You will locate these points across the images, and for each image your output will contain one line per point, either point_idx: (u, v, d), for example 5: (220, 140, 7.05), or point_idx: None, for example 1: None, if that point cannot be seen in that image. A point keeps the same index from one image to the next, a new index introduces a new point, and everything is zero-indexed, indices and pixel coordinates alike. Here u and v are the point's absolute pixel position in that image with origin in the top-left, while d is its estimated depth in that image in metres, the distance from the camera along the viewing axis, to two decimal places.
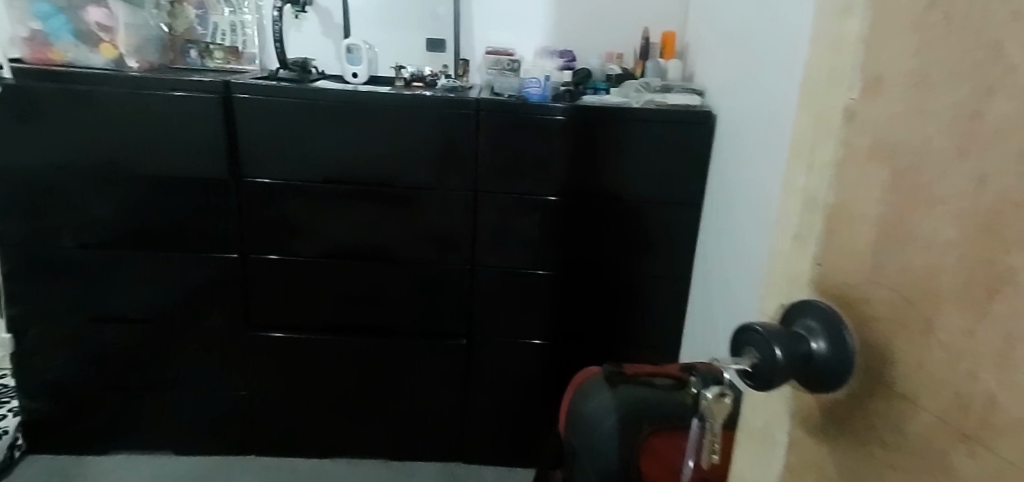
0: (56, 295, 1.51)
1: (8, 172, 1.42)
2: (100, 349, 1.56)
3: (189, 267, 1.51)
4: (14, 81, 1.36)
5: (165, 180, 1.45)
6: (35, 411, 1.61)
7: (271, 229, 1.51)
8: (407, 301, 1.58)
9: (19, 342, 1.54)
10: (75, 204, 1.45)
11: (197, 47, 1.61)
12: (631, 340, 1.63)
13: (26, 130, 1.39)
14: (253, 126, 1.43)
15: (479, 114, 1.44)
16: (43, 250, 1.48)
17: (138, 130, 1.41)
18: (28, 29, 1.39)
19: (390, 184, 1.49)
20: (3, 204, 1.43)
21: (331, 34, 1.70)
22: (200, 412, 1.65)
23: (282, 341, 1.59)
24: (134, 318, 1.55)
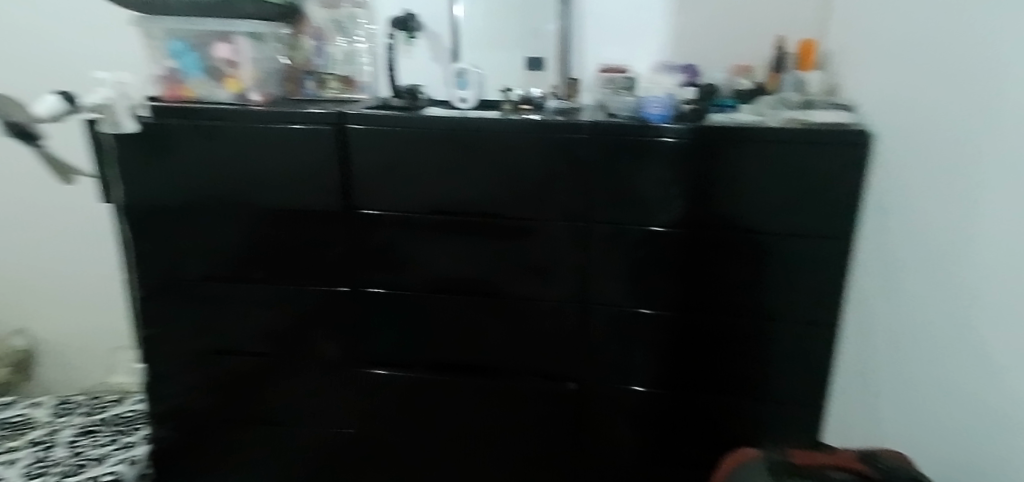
0: (185, 324, 1.56)
1: (147, 207, 1.48)
2: (222, 381, 1.60)
3: (305, 299, 1.52)
4: (154, 119, 1.41)
5: (284, 212, 1.45)
6: (162, 440, 1.68)
7: (375, 260, 1.47)
8: (518, 341, 1.49)
9: (150, 369, 1.61)
10: (203, 237, 1.49)
11: (314, 77, 1.62)
12: (755, 385, 1.45)
13: (162, 165, 1.44)
14: (366, 157, 1.40)
15: (592, 138, 1.33)
16: (175, 279, 1.53)
17: (259, 164, 1.42)
18: (165, 67, 1.47)
19: (499, 215, 1.41)
20: (144, 237, 1.50)
21: (440, 58, 1.60)
22: (312, 446, 1.65)
23: (387, 377, 1.56)
24: (253, 351, 1.58)
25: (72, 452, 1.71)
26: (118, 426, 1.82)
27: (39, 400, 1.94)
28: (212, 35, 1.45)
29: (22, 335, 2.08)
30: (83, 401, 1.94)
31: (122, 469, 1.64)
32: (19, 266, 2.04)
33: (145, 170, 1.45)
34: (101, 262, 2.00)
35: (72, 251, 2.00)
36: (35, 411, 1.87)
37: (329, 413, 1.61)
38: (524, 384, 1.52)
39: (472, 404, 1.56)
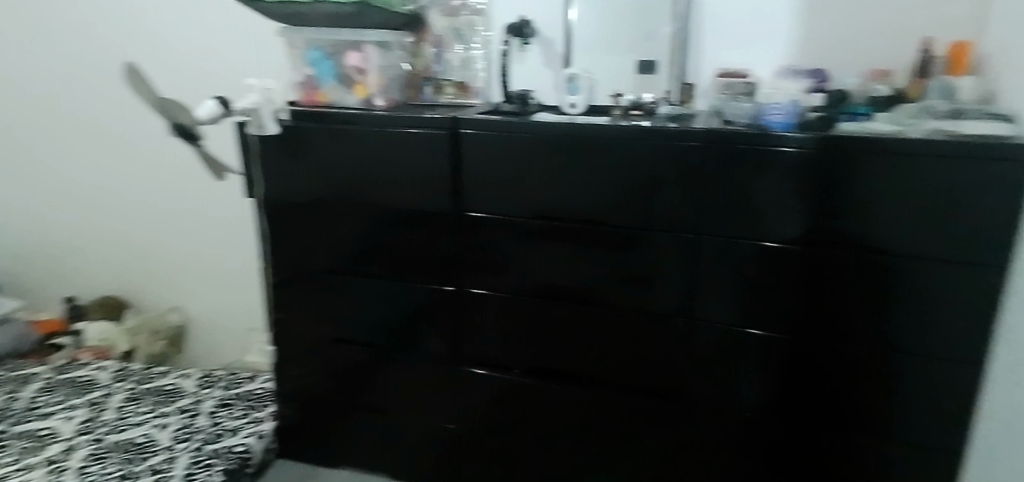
0: (309, 311, 1.70)
1: (281, 203, 1.62)
2: (338, 367, 1.74)
3: (413, 296, 1.59)
4: (292, 122, 1.55)
5: (398, 211, 1.53)
6: (286, 418, 1.87)
7: (480, 262, 1.51)
8: (617, 352, 1.47)
9: (280, 350, 1.78)
10: (327, 232, 1.61)
11: (431, 84, 1.70)
12: (876, 421, 1.33)
13: (296, 165, 1.57)
14: (476, 162, 1.44)
15: (706, 147, 1.27)
16: (301, 270, 1.67)
17: (379, 166, 1.51)
18: (304, 74, 1.61)
19: (603, 223, 1.39)
20: (277, 230, 1.65)
21: (552, 64, 1.67)
22: (416, 434, 1.75)
23: (486, 377, 1.61)
24: (365, 341, 1.68)
25: (213, 422, 1.88)
26: (249, 401, 2.01)
27: (188, 372, 2.15)
28: (346, 44, 1.56)
29: (176, 313, 2.38)
30: (224, 376, 2.13)
31: (252, 442, 1.81)
32: (176, 250, 2.30)
33: (281, 169, 1.59)
34: (241, 250, 2.21)
35: (218, 238, 2.23)
36: (184, 381, 2.08)
37: (432, 405, 1.69)
38: (621, 396, 1.50)
39: (568, 410, 1.56)
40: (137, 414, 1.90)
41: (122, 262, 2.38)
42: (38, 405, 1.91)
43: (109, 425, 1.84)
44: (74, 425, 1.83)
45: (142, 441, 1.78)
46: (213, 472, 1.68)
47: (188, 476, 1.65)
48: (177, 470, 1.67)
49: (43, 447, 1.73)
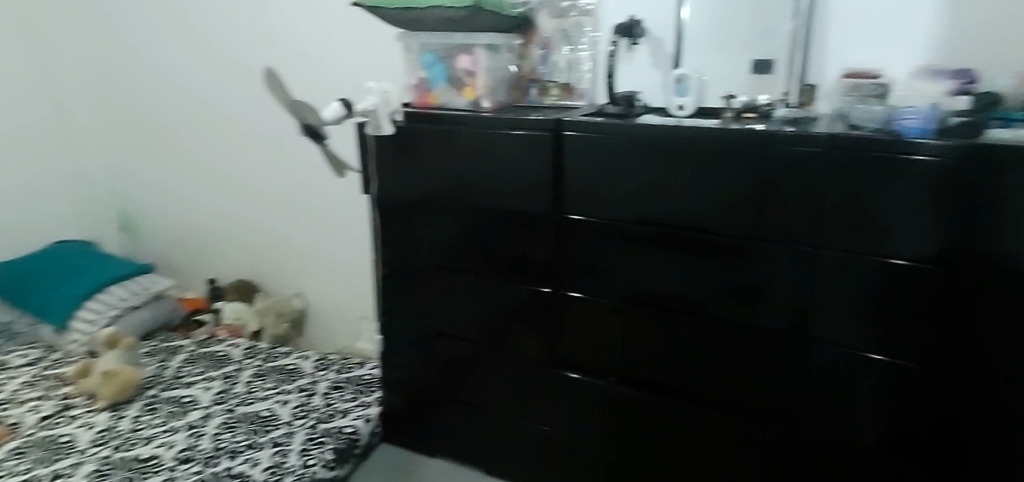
0: (412, 305, 1.77)
1: (392, 200, 1.70)
2: (438, 360, 1.79)
3: (511, 295, 1.61)
4: (405, 123, 1.62)
5: (501, 211, 1.56)
6: (389, 405, 1.95)
7: (577, 264, 1.50)
8: (717, 366, 1.41)
9: (387, 340, 1.86)
10: (432, 229, 1.66)
11: (536, 85, 1.72)
12: (1018, 467, 1.17)
13: (407, 164, 1.64)
14: (578, 163, 1.43)
15: (827, 153, 1.17)
16: (407, 264, 1.74)
17: (483, 166, 1.54)
18: (418, 77, 1.68)
19: (708, 231, 1.33)
20: (387, 225, 1.73)
21: (661, 65, 1.62)
22: (511, 433, 1.77)
23: (581, 382, 1.59)
24: (464, 337, 1.73)
25: (326, 402, 2.02)
26: (359, 385, 2.12)
27: (307, 354, 2.31)
28: (458, 48, 1.60)
29: (299, 298, 2.56)
30: (338, 360, 2.27)
31: (360, 424, 1.92)
32: (299, 241, 2.48)
33: (394, 167, 1.67)
34: (357, 242, 2.35)
35: (335, 230, 2.38)
36: (303, 362, 2.24)
37: (527, 405, 1.71)
38: (720, 412, 1.44)
39: (663, 423, 1.51)
40: (263, 389, 2.07)
41: (253, 249, 2.61)
42: (183, 374, 2.14)
43: (239, 397, 2.03)
44: (211, 395, 2.03)
45: (266, 414, 1.94)
46: (326, 449, 1.80)
47: (302, 451, 1.78)
48: (294, 444, 1.81)
49: (185, 413, 1.94)
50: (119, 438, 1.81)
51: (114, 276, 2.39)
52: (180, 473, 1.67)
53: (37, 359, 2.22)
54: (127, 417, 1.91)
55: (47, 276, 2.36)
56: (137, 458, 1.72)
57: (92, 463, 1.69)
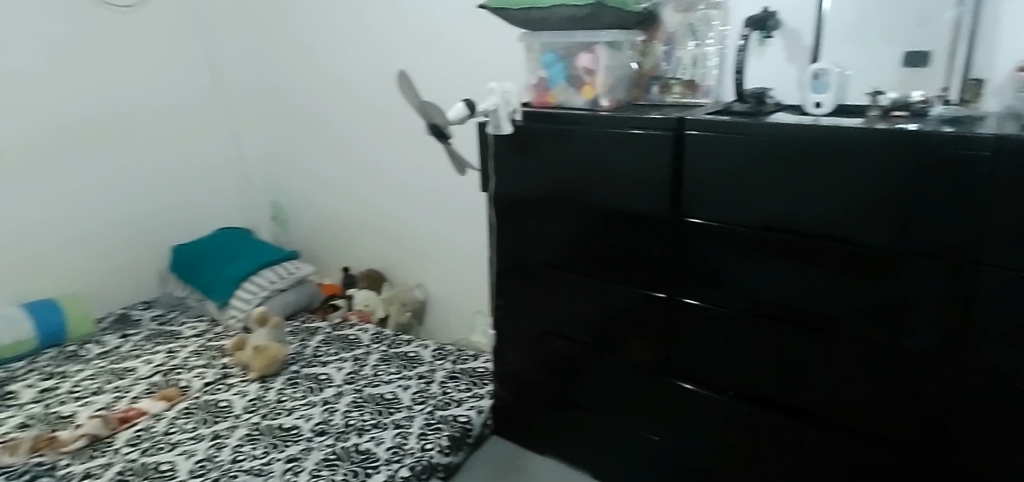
0: (524, 303, 1.78)
1: (509, 198, 1.71)
2: (548, 359, 1.79)
3: (624, 299, 1.57)
4: (523, 122, 1.62)
5: (616, 213, 1.52)
6: (500, 399, 1.98)
7: (695, 270, 1.43)
8: (850, 389, 1.28)
9: (499, 336, 1.89)
10: (547, 227, 1.66)
11: (659, 83, 1.66)
12: None
13: (523, 163, 1.65)
14: (700, 164, 1.36)
15: (995, 157, 1.02)
16: (521, 262, 1.75)
17: (599, 166, 1.51)
18: (537, 77, 1.68)
19: (845, 241, 1.21)
20: (503, 223, 1.76)
21: (797, 59, 1.49)
22: (620, 439, 1.73)
23: (696, 393, 1.52)
24: (574, 338, 1.71)
25: (442, 390, 2.10)
26: (473, 377, 2.18)
27: (426, 343, 2.42)
28: (578, 46, 1.58)
29: (420, 289, 2.68)
30: (454, 351, 2.35)
31: (473, 415, 1.97)
32: (421, 234, 2.60)
33: (511, 166, 1.68)
34: (475, 237, 2.42)
35: (455, 226, 2.47)
36: (423, 351, 2.34)
37: (637, 413, 1.66)
38: (852, 440, 1.31)
39: (787, 445, 1.41)
40: (387, 373, 2.19)
41: (381, 241, 2.77)
42: (320, 353, 2.32)
43: (367, 379, 2.16)
44: (343, 374, 2.19)
45: (390, 396, 2.06)
46: (441, 436, 1.86)
47: (421, 434, 1.87)
48: (414, 428, 1.90)
49: (320, 389, 2.10)
50: (267, 407, 2.01)
51: (266, 261, 2.64)
52: (316, 444, 1.83)
53: (203, 331, 2.51)
54: (273, 388, 2.11)
55: (212, 258, 2.66)
56: (281, 426, 1.90)
57: (245, 427, 1.91)
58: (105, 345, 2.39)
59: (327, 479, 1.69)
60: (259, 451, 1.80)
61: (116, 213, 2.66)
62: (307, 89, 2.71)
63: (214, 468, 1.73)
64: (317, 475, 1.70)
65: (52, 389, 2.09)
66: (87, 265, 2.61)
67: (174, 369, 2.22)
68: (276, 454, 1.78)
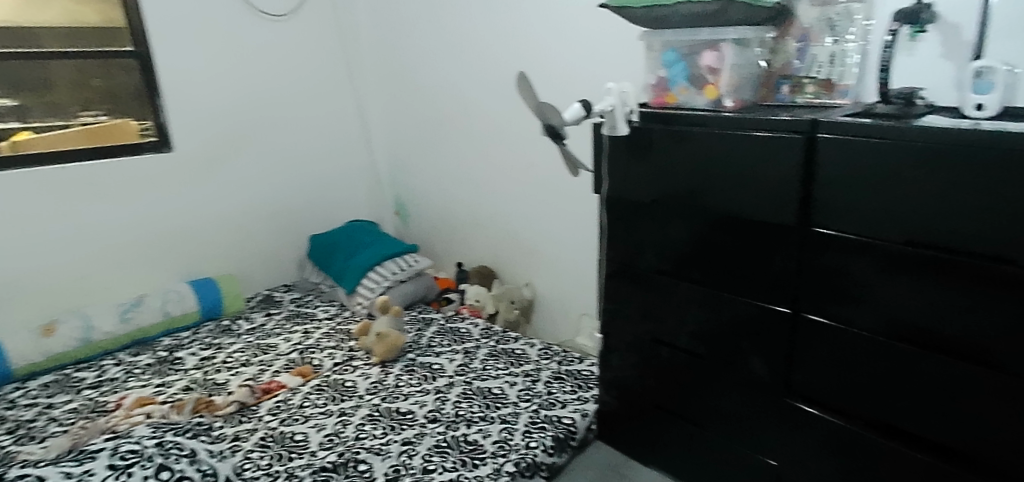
0: (634, 309, 1.74)
1: (622, 200, 1.68)
2: (657, 368, 1.74)
3: (741, 311, 1.48)
4: (639, 123, 1.58)
5: (736, 219, 1.44)
6: (604, 404, 1.95)
7: (823, 285, 1.33)
8: (1007, 431, 1.13)
9: (606, 340, 1.86)
10: (660, 232, 1.61)
11: (789, 82, 1.56)
12: None
13: (638, 165, 1.61)
14: (834, 171, 1.25)
15: None
16: (632, 266, 1.71)
17: (719, 170, 1.44)
18: (657, 76, 1.64)
19: (1007, 262, 1.06)
20: (615, 226, 1.73)
21: (954, 55, 1.33)
22: (730, 458, 1.65)
23: (819, 418, 1.41)
24: (685, 348, 1.65)
25: (547, 390, 2.11)
26: (578, 379, 2.17)
27: (534, 341, 2.44)
28: (702, 44, 1.52)
29: (529, 288, 2.70)
30: (560, 352, 2.35)
31: (578, 418, 1.96)
32: (533, 234, 2.63)
33: (625, 169, 1.64)
34: (585, 238, 2.41)
35: (566, 227, 2.47)
36: (529, 349, 2.37)
37: (751, 433, 1.57)
38: None
39: None
40: (496, 368, 2.24)
41: (493, 239, 2.83)
42: (433, 344, 2.42)
43: (477, 372, 2.22)
44: (454, 366, 2.26)
45: (497, 391, 2.10)
46: (546, 435, 1.87)
47: (526, 432, 1.89)
48: (519, 424, 1.93)
49: (433, 378, 2.19)
50: (387, 391, 2.13)
51: (389, 252, 2.79)
52: (428, 430, 1.91)
53: (334, 315, 2.71)
54: (392, 373, 2.23)
55: (341, 248, 2.86)
56: (398, 410, 2.01)
57: (367, 407, 2.03)
58: (253, 322, 2.64)
59: (438, 465, 1.76)
60: (378, 431, 1.91)
61: (264, 203, 2.93)
62: (431, 90, 2.84)
63: (339, 442, 1.86)
64: (428, 460, 1.77)
65: (210, 359, 2.35)
66: (239, 249, 2.89)
67: (308, 348, 2.41)
68: (393, 436, 1.88)
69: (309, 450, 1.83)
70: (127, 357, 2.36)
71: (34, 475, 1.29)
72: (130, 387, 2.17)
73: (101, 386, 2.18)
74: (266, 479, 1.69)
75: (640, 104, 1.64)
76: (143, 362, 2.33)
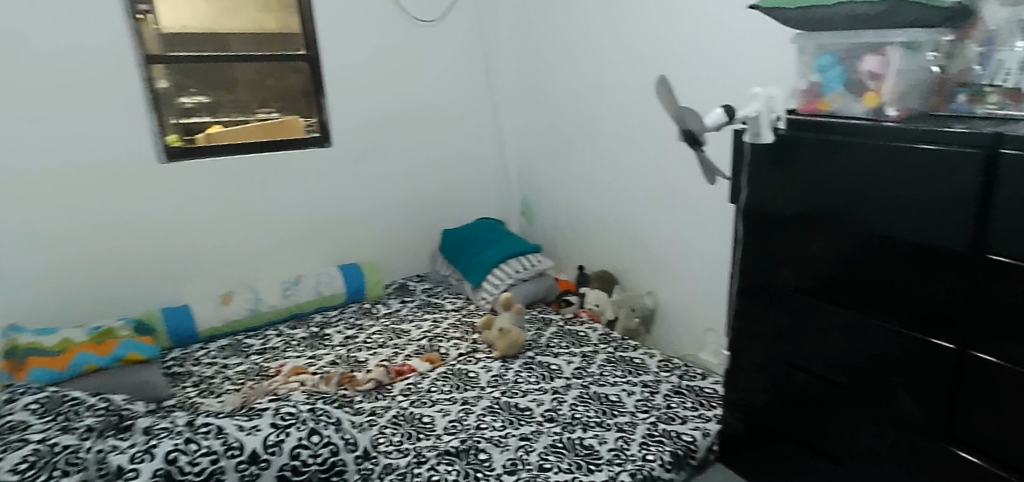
0: (767, 328, 1.63)
1: (762, 213, 1.58)
2: (790, 394, 1.61)
3: (894, 341, 1.34)
4: (787, 132, 1.49)
5: (894, 241, 1.31)
6: (726, 425, 1.84)
7: (999, 322, 1.16)
8: None
9: (733, 358, 1.76)
10: (803, 249, 1.50)
11: (968, 90, 1.37)
12: None
13: (782, 176, 1.51)
14: (1018, 192, 1.09)
15: None
16: (768, 284, 1.61)
17: (877, 185, 1.31)
18: (809, 81, 1.53)
19: None
20: (752, 239, 1.63)
21: None
22: None
23: (984, 472, 1.23)
24: (823, 375, 1.52)
25: (667, 404, 2.05)
26: (700, 396, 2.08)
27: (654, 352, 2.38)
28: (864, 48, 1.41)
29: (651, 297, 2.64)
30: (682, 366, 2.27)
31: (698, 436, 1.88)
32: (660, 242, 2.56)
33: (767, 180, 1.55)
34: (715, 251, 2.31)
35: (697, 237, 2.38)
36: (649, 359, 2.31)
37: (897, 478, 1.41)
38: None
39: None
40: (614, 376, 2.21)
41: (618, 244, 2.80)
42: (553, 345, 2.44)
43: (594, 377, 2.21)
44: (572, 368, 2.27)
45: (614, 399, 2.08)
46: (665, 450, 1.82)
47: (643, 444, 1.85)
48: (636, 435, 1.89)
49: (551, 378, 2.21)
50: (507, 385, 2.18)
51: (516, 251, 2.85)
52: (546, 429, 1.93)
53: (460, 307, 2.83)
54: (512, 369, 2.28)
55: (470, 243, 2.97)
56: (517, 405, 2.05)
57: (488, 399, 2.10)
58: (389, 307, 2.84)
59: (553, 465, 1.77)
60: (498, 424, 1.96)
61: (404, 197, 3.12)
62: (566, 94, 2.87)
63: (462, 429, 1.93)
64: (545, 458, 1.79)
65: (352, 338, 2.55)
66: (382, 239, 3.10)
67: (437, 337, 2.54)
68: (512, 430, 1.92)
69: (435, 433, 1.92)
70: (287, 330, 2.62)
71: (216, 424, 1.49)
72: (288, 356, 2.42)
73: (265, 353, 2.44)
74: (397, 454, 1.80)
75: (787, 111, 1.55)
76: (298, 335, 2.58)
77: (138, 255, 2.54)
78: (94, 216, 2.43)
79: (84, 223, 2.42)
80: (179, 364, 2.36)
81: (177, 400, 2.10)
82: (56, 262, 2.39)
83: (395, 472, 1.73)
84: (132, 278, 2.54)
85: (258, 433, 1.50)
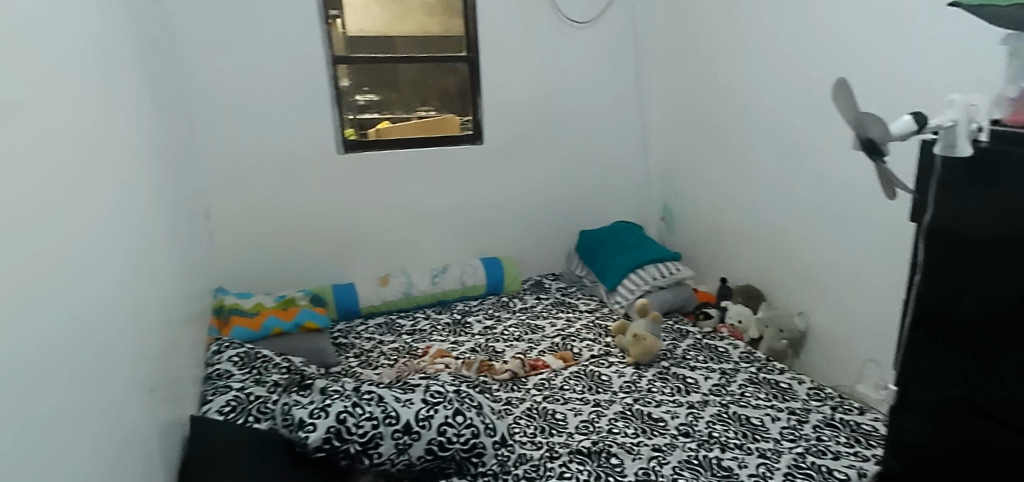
0: (944, 365, 1.43)
1: (947, 235, 1.39)
2: (969, 444, 1.39)
3: None
4: (988, 145, 1.30)
5: None
6: (887, 469, 1.63)
7: None
8: None
9: (899, 395, 1.55)
10: (998, 279, 1.29)
11: None
12: None
13: (978, 195, 1.31)
14: None
15: None
16: (946, 316, 1.41)
17: None
18: (1019, 88, 1.33)
19: None
20: (932, 264, 1.43)
21: None
22: None
23: None
24: (1014, 427, 1.29)
25: (817, 435, 1.88)
26: (856, 432, 1.89)
27: (803, 377, 2.20)
28: None
29: (802, 318, 2.45)
30: (834, 396, 2.08)
31: (853, 474, 1.70)
32: (817, 259, 2.36)
33: (958, 199, 1.35)
34: (885, 275, 2.09)
35: (863, 256, 2.16)
36: (797, 385, 2.14)
37: None
38: None
39: None
40: (757, 397, 2.08)
41: (767, 259, 2.62)
42: (690, 357, 2.35)
43: (734, 396, 2.10)
44: (709, 384, 2.17)
45: (756, 422, 1.95)
46: None
47: (787, 474, 1.71)
48: (781, 464, 1.76)
49: (687, 392, 2.13)
50: (640, 393, 2.14)
51: (656, 257, 2.79)
52: (680, 443, 1.86)
53: (594, 308, 2.82)
54: (646, 377, 2.23)
55: (609, 245, 2.94)
56: (650, 415, 2.00)
57: (620, 405, 2.07)
58: (526, 302, 2.90)
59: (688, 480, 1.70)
60: (630, 430, 1.93)
61: (546, 195, 3.17)
62: (724, 97, 2.74)
63: (594, 431, 1.93)
64: (678, 473, 1.73)
65: (491, 328, 2.64)
66: (523, 235, 3.17)
67: (571, 336, 2.55)
68: (645, 439, 1.88)
69: (567, 430, 1.93)
70: (433, 314, 2.79)
71: (376, 393, 1.63)
72: (433, 339, 2.57)
73: (414, 334, 2.61)
74: (531, 446, 1.84)
75: (990, 121, 1.36)
76: (443, 320, 2.73)
77: (310, 234, 2.82)
78: (280, 197, 2.74)
79: (271, 203, 2.74)
80: (344, 336, 2.60)
81: (342, 368, 2.33)
82: (246, 234, 2.73)
83: (529, 463, 1.76)
84: (305, 253, 2.84)
85: (411, 406, 1.62)
